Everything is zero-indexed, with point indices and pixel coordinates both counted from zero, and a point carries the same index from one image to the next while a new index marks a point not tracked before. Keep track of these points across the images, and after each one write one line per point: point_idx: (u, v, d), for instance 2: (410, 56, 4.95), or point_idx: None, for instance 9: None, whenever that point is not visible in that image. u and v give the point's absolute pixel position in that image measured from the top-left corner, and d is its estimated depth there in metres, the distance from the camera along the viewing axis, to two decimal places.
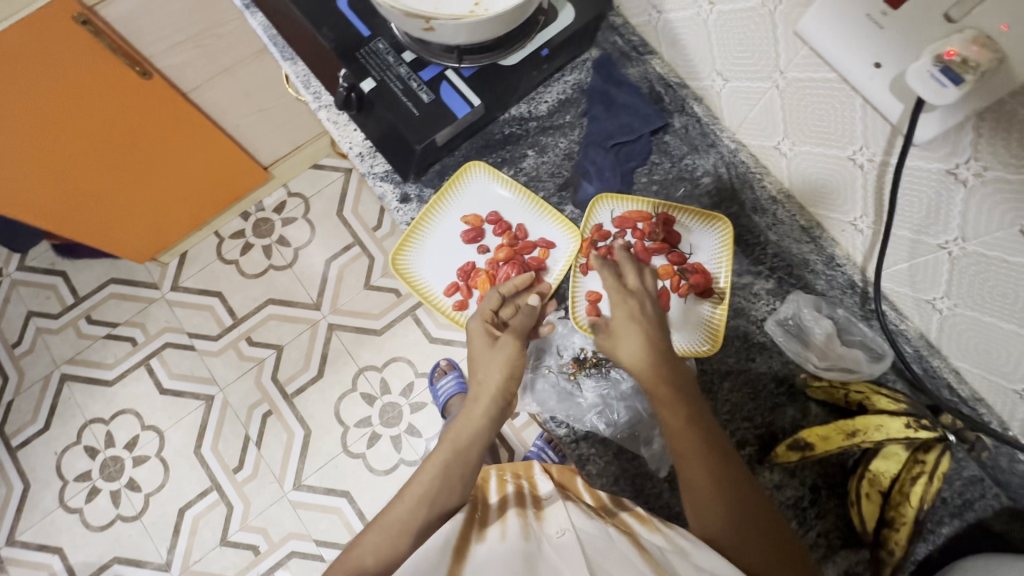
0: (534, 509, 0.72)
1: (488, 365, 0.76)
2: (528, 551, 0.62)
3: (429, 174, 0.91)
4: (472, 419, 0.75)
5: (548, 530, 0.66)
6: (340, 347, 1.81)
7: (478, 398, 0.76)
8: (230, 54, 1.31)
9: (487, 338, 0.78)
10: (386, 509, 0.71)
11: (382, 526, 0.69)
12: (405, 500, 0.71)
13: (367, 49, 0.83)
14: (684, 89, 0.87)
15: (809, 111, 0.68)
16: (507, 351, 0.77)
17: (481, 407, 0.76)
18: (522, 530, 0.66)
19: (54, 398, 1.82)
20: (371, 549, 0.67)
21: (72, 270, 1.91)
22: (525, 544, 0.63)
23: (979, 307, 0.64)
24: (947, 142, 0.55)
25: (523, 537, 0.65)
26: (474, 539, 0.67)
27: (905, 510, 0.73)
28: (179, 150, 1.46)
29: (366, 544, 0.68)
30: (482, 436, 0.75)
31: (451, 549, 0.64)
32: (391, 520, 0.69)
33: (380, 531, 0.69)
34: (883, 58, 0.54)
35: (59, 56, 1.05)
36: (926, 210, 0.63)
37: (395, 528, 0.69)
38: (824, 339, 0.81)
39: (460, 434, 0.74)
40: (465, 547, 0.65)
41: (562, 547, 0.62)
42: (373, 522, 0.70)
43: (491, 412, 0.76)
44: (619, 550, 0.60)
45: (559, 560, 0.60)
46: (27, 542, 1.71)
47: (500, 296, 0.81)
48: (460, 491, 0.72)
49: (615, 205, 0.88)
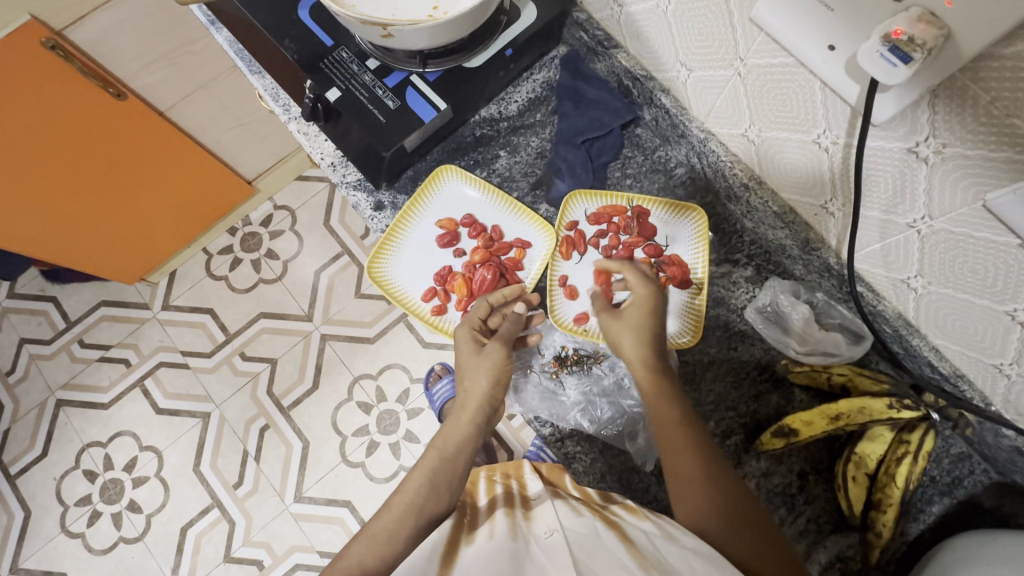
0: (523, 509, 0.71)
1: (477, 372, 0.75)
2: (515, 550, 0.62)
3: (401, 180, 0.92)
4: (459, 426, 0.73)
5: (536, 530, 0.65)
6: (334, 357, 1.81)
7: (466, 404, 0.75)
8: (203, 71, 1.31)
9: (472, 345, 0.77)
10: (373, 518, 0.68)
11: (369, 535, 0.66)
12: (392, 509, 0.67)
13: (330, 58, 0.82)
14: (651, 81, 0.85)
15: (772, 97, 0.68)
16: (493, 357, 0.76)
17: (468, 414, 0.74)
18: (509, 530, 0.65)
19: (51, 424, 1.82)
20: (359, 557, 0.64)
21: (63, 294, 1.90)
22: (513, 543, 0.62)
23: (952, 285, 0.64)
24: (906, 122, 0.55)
25: (511, 536, 0.64)
26: (463, 541, 0.66)
27: (891, 491, 0.73)
28: (159, 168, 1.45)
29: (352, 554, 0.64)
30: (470, 442, 0.73)
31: (439, 556, 0.64)
32: (377, 529, 0.66)
33: (366, 539, 0.65)
34: (836, 41, 0.54)
35: (30, 83, 1.05)
36: (893, 189, 0.63)
37: (382, 538, 0.65)
38: (802, 323, 0.80)
39: (447, 442, 0.72)
40: (454, 550, 0.64)
41: (550, 545, 0.62)
42: (359, 532, 0.67)
43: (478, 418, 0.74)
44: (607, 547, 0.59)
45: (547, 560, 0.60)
46: (31, 569, 1.71)
47: (488, 304, 0.81)
48: (449, 497, 0.69)
49: (589, 202, 0.88)
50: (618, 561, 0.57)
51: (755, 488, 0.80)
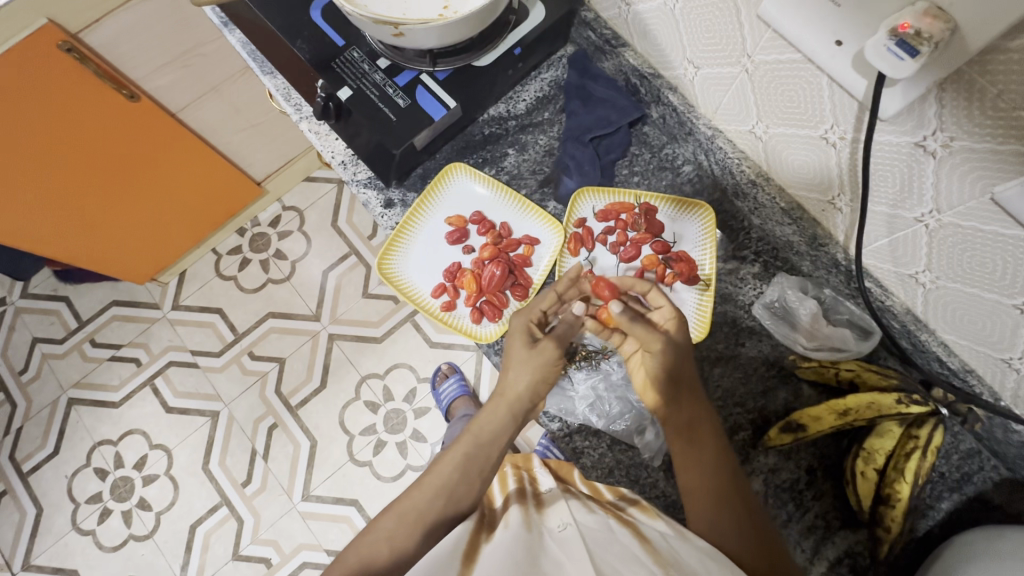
0: (536, 504, 0.72)
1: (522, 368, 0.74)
2: (530, 544, 0.62)
3: (411, 178, 0.93)
4: (495, 415, 0.74)
5: (549, 523, 0.66)
6: (342, 356, 1.82)
7: (503, 395, 0.75)
8: (215, 72, 1.33)
9: (524, 344, 0.75)
10: (401, 496, 0.72)
11: (398, 511, 0.70)
12: (423, 489, 0.71)
13: (342, 58, 0.84)
14: (658, 79, 0.86)
15: (779, 93, 0.68)
16: (546, 358, 0.74)
17: (506, 404, 0.74)
18: (523, 520, 0.67)
19: (62, 422, 1.84)
20: (385, 533, 0.68)
21: (75, 294, 1.93)
22: (528, 535, 0.64)
23: (961, 279, 0.64)
24: (913, 116, 0.56)
25: (524, 527, 0.65)
26: (483, 537, 0.66)
27: (900, 487, 0.73)
28: (172, 169, 1.47)
29: (380, 530, 0.68)
30: (504, 433, 0.74)
31: (462, 551, 0.63)
32: (407, 507, 0.70)
33: (395, 516, 0.69)
34: (843, 36, 0.55)
35: (47, 86, 1.07)
36: (901, 183, 0.63)
37: (411, 516, 0.69)
38: (811, 319, 0.81)
39: (483, 429, 0.74)
40: (475, 545, 0.64)
41: (563, 540, 0.62)
42: (390, 507, 0.70)
43: (515, 410, 0.74)
44: (620, 542, 0.60)
45: (560, 553, 0.60)
46: (43, 566, 1.73)
47: (554, 296, 0.78)
48: (478, 487, 0.72)
49: (597, 199, 0.89)
50: (633, 555, 0.57)
51: (763, 483, 0.81)
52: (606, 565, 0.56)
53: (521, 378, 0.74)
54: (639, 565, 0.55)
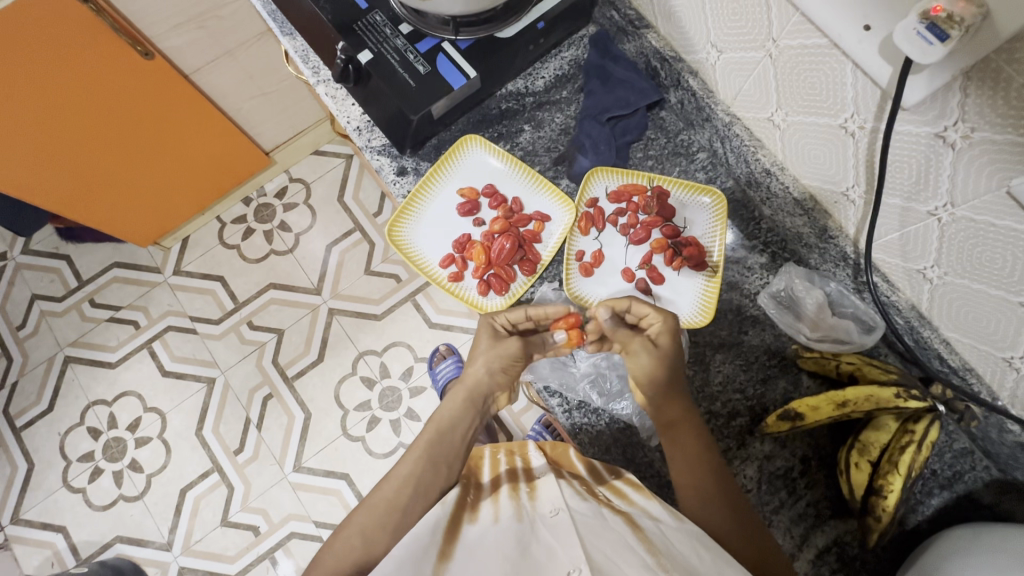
0: (528, 486, 0.72)
1: (480, 356, 0.77)
2: (521, 534, 0.63)
3: (425, 148, 0.92)
4: (454, 403, 0.77)
5: (542, 510, 0.66)
6: (340, 331, 1.83)
7: (463, 384, 0.78)
8: (232, 36, 1.32)
9: (486, 341, 0.78)
10: (372, 493, 0.73)
11: (368, 507, 0.71)
12: (392, 481, 0.73)
13: (365, 22, 0.84)
14: (680, 63, 0.86)
15: (803, 82, 0.68)
16: (509, 353, 0.77)
17: (464, 393, 0.77)
18: (515, 512, 0.67)
19: (58, 379, 1.84)
20: (359, 528, 0.70)
21: (76, 253, 1.92)
22: (519, 526, 0.64)
23: (969, 275, 0.65)
24: (935, 105, 0.56)
25: (516, 519, 0.65)
26: (465, 517, 0.68)
27: (893, 479, 0.72)
28: (179, 132, 1.46)
29: (353, 526, 0.70)
30: (463, 419, 0.77)
31: (443, 531, 0.65)
32: (379, 502, 0.71)
33: (367, 510, 0.71)
34: (872, 21, 0.55)
35: (60, 37, 1.06)
36: (916, 175, 0.63)
37: (382, 509, 0.71)
38: (816, 309, 0.81)
39: (442, 416, 0.76)
40: (456, 527, 0.66)
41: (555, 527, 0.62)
42: (362, 504, 0.72)
43: (472, 399, 0.77)
44: (613, 529, 0.61)
45: (553, 539, 0.61)
46: (32, 521, 1.74)
47: (526, 314, 0.78)
48: (446, 471, 0.74)
49: (610, 179, 0.89)
50: (625, 542, 0.58)
51: (757, 469, 0.81)
52: (598, 554, 0.57)
53: (479, 366, 0.77)
54: (633, 556, 0.56)
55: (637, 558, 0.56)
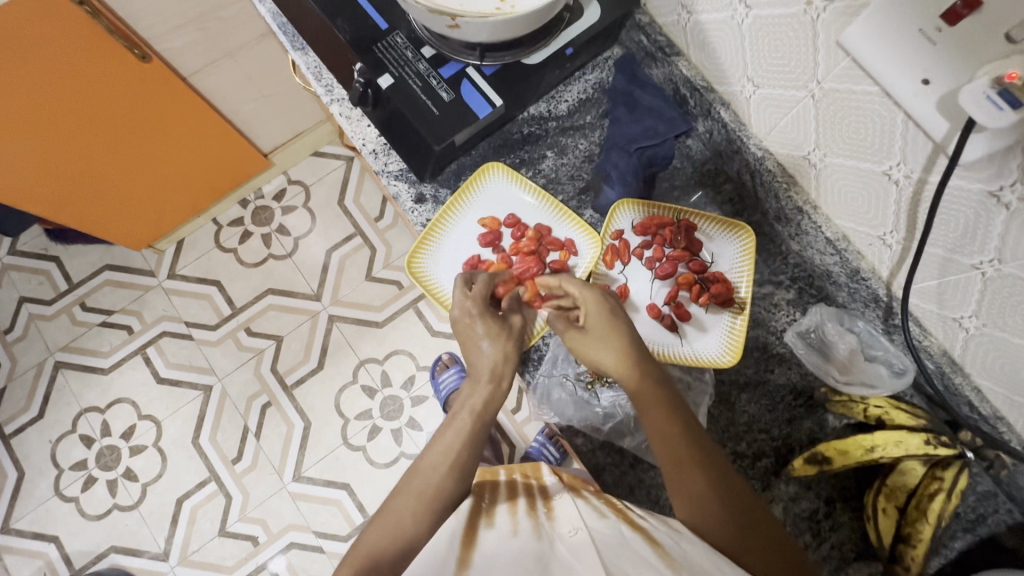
0: (544, 503, 0.71)
1: (492, 339, 0.75)
2: (540, 555, 0.62)
3: (445, 174, 0.89)
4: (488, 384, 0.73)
5: (560, 528, 0.65)
6: (341, 339, 1.79)
7: (479, 375, 0.74)
8: (233, 37, 1.27)
9: (487, 325, 0.76)
10: (408, 477, 0.70)
11: (411, 492, 0.68)
12: (432, 466, 0.69)
13: (384, 43, 0.80)
14: (711, 93, 0.83)
15: (846, 125, 0.66)
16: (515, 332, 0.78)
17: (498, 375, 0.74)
18: (534, 528, 0.66)
19: (48, 385, 1.79)
20: (405, 514, 0.66)
21: (66, 255, 1.86)
22: (537, 545, 0.63)
23: (1007, 329, 0.64)
24: (992, 164, 0.54)
25: (535, 535, 0.65)
26: (482, 522, 0.68)
27: (921, 527, 0.72)
28: (177, 133, 1.41)
29: (397, 510, 0.67)
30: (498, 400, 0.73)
31: (461, 540, 0.65)
32: (421, 487, 0.68)
33: (410, 495, 0.67)
34: (932, 75, 0.53)
35: (52, 39, 1.01)
36: (964, 230, 0.61)
37: (426, 495, 0.67)
38: (847, 353, 0.79)
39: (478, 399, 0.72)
40: (474, 532, 0.66)
41: (574, 548, 0.62)
42: (402, 488, 0.68)
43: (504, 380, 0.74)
44: (631, 546, 0.61)
45: (572, 560, 0.61)
46: (22, 530, 1.70)
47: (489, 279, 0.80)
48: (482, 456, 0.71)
49: (636, 212, 0.86)
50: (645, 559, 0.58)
51: (782, 511, 0.80)
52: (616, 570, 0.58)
53: (493, 349, 0.74)
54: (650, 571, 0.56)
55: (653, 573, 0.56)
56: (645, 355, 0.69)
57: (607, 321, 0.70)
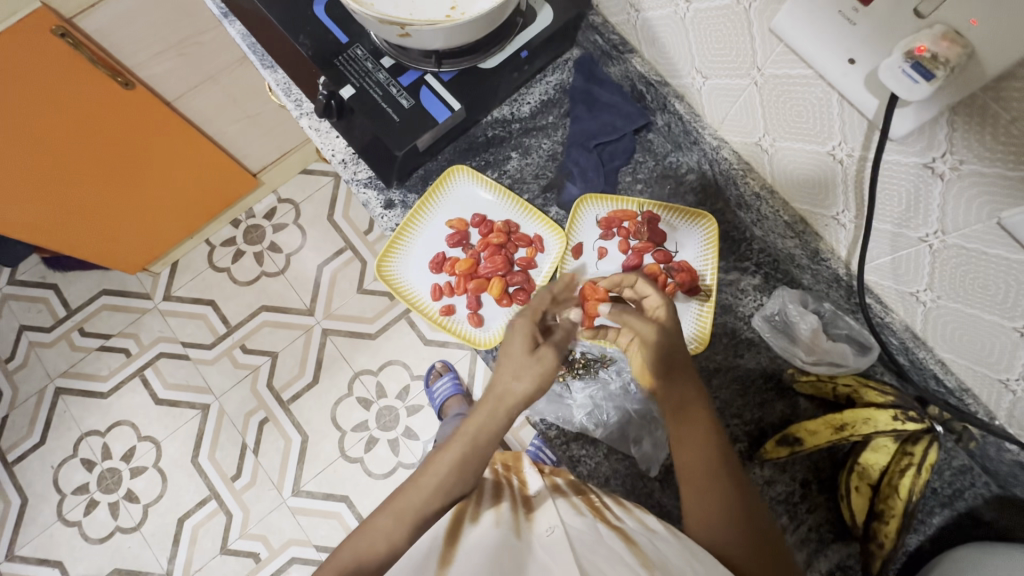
0: (526, 508, 0.73)
1: (517, 373, 0.68)
2: (517, 547, 0.64)
3: (412, 179, 0.91)
4: (491, 415, 0.69)
5: (538, 529, 0.67)
6: (335, 352, 1.81)
7: (499, 400, 0.69)
8: (213, 62, 1.30)
9: (525, 345, 0.70)
10: (394, 494, 0.69)
11: (394, 511, 0.67)
12: (420, 488, 0.68)
13: (345, 55, 0.83)
14: (665, 87, 0.85)
15: (789, 110, 0.68)
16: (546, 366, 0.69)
17: (503, 408, 0.69)
18: (513, 525, 0.68)
19: (49, 411, 1.81)
20: (381, 532, 0.65)
21: (64, 282, 1.90)
22: (516, 541, 0.65)
23: (962, 300, 0.65)
24: (923, 137, 0.55)
25: (514, 534, 0.67)
26: (467, 521, 0.70)
27: (894, 502, 0.73)
28: (162, 157, 1.44)
29: (376, 527, 0.66)
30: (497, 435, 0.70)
31: (444, 538, 0.67)
32: (403, 506, 0.67)
33: (392, 515, 0.66)
34: (856, 54, 0.55)
35: (37, 72, 1.04)
36: (907, 204, 0.63)
37: (407, 514, 0.67)
38: (810, 333, 0.81)
39: (478, 430, 0.69)
40: (457, 529, 0.69)
41: (550, 544, 0.63)
42: (384, 506, 0.68)
43: (513, 416, 0.69)
44: (607, 544, 0.61)
45: (547, 558, 0.61)
46: (27, 557, 1.71)
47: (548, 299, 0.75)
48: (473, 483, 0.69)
49: (599, 207, 0.89)
50: (619, 555, 0.58)
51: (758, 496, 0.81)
52: (589, 564, 0.57)
53: (516, 382, 0.69)
54: (621, 564, 0.56)
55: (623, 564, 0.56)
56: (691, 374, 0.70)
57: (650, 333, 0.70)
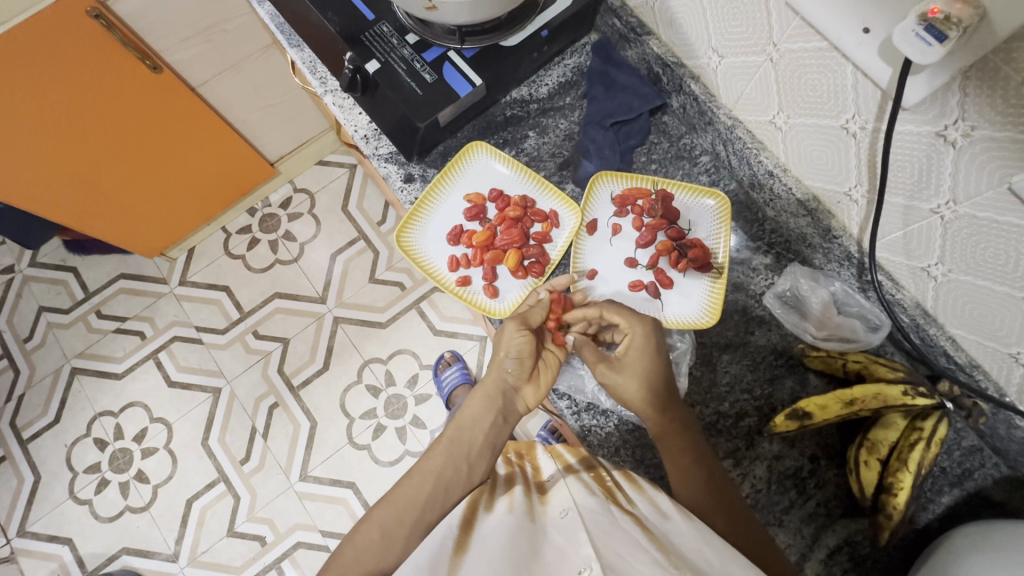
0: (539, 494, 0.71)
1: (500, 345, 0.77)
2: (532, 533, 0.62)
3: (432, 155, 0.94)
4: (473, 401, 0.75)
5: (551, 513, 0.65)
6: (346, 339, 1.83)
7: (484, 383, 0.77)
8: (239, 48, 1.34)
9: (518, 329, 0.78)
10: (392, 488, 0.71)
11: (390, 502, 0.69)
12: (413, 478, 0.70)
13: (371, 32, 0.85)
14: (681, 68, 0.87)
15: (804, 85, 0.70)
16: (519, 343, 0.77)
17: (484, 389, 0.76)
18: (528, 509, 0.66)
19: (65, 390, 1.84)
20: (376, 521, 0.67)
21: (83, 265, 1.94)
22: (531, 526, 0.63)
23: (973, 272, 0.65)
24: (935, 105, 0.57)
25: (528, 518, 0.65)
26: (482, 510, 0.68)
27: (903, 476, 0.72)
28: (184, 142, 1.47)
29: (372, 520, 0.67)
30: (484, 420, 0.74)
31: (459, 527, 0.66)
32: (398, 495, 0.69)
33: (388, 506, 0.68)
34: (871, 23, 0.56)
35: (70, 53, 1.08)
36: (919, 173, 0.64)
37: (403, 504, 0.68)
38: (821, 308, 0.82)
39: (463, 415, 0.74)
40: (473, 519, 0.67)
41: (564, 527, 0.61)
42: (383, 499, 0.69)
43: (491, 396, 0.75)
44: (621, 527, 0.60)
45: (562, 542, 0.60)
46: (38, 533, 1.73)
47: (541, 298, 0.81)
48: (467, 469, 0.71)
49: (615, 183, 0.91)
50: (635, 539, 0.57)
51: (766, 469, 0.82)
52: (608, 551, 0.56)
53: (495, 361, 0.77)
54: (644, 553, 0.55)
55: (647, 555, 0.54)
56: (670, 392, 0.74)
57: (642, 352, 0.75)
